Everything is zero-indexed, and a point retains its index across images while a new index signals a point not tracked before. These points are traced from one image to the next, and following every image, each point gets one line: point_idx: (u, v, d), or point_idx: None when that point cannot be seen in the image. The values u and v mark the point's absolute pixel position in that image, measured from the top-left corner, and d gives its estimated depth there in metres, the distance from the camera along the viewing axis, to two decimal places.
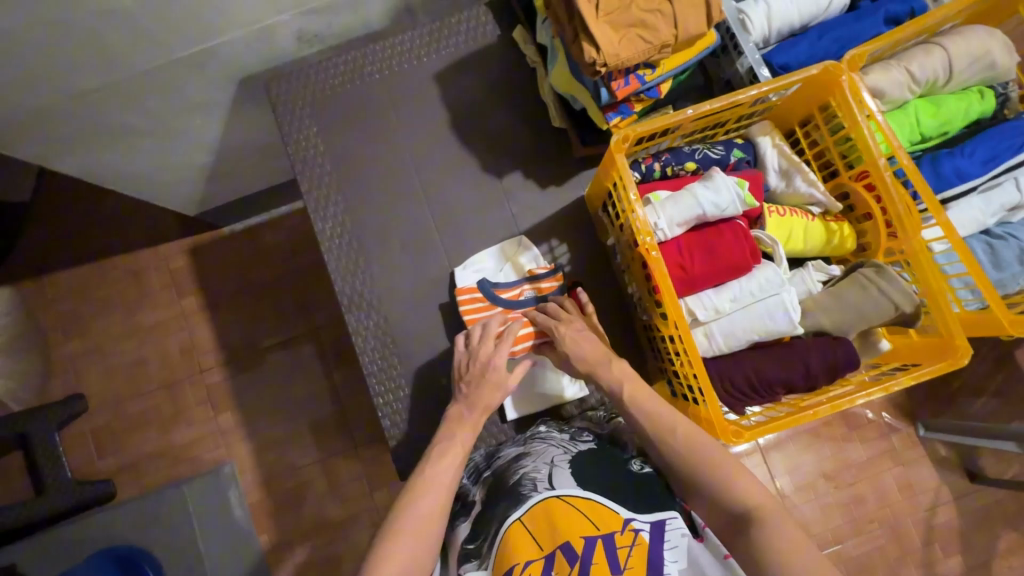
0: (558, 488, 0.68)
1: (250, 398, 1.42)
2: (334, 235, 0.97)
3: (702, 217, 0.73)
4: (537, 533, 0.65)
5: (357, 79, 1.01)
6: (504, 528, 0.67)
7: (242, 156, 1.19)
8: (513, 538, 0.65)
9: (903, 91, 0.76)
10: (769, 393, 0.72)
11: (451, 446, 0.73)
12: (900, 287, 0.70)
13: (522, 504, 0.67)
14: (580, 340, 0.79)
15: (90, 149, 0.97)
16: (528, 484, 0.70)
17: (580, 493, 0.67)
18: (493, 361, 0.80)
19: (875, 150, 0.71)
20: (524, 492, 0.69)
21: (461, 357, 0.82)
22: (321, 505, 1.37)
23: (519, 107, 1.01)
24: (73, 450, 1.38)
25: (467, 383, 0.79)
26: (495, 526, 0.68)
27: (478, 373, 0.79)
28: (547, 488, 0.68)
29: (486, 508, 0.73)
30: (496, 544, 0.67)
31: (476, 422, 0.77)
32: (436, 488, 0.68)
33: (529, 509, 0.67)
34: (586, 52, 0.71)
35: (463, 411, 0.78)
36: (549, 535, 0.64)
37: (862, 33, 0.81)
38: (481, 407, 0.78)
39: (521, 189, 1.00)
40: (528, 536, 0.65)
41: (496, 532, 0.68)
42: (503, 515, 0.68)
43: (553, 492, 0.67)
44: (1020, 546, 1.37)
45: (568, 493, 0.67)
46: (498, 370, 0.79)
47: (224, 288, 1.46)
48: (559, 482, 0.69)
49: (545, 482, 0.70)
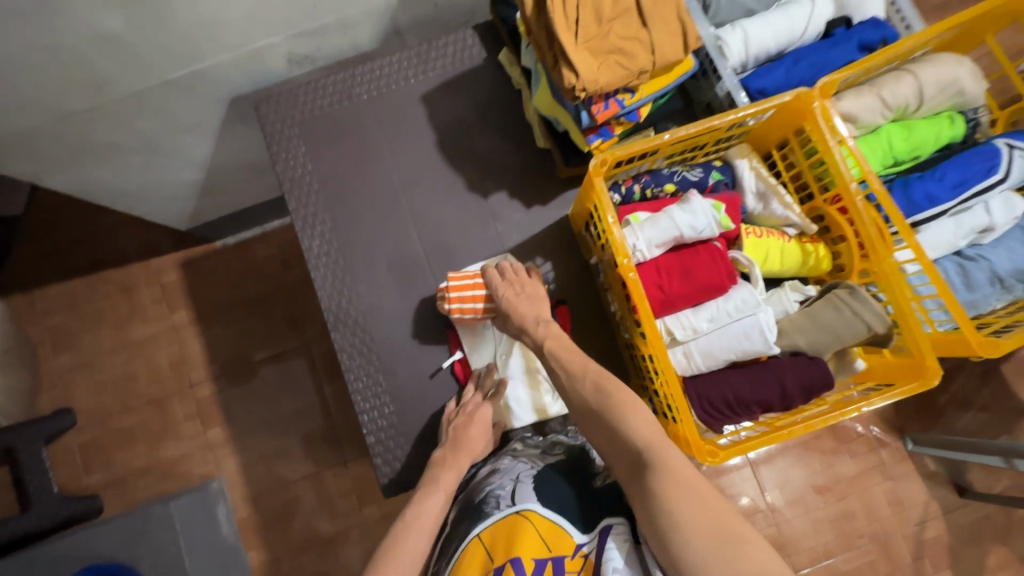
0: (518, 503, 0.69)
1: (240, 413, 1.42)
2: (321, 252, 0.98)
3: (679, 238, 0.74)
4: (492, 548, 0.66)
5: (346, 99, 1.03)
6: (464, 545, 0.68)
7: (233, 173, 1.21)
8: (469, 555, 0.67)
9: (874, 116, 0.79)
10: (746, 411, 0.73)
11: (433, 491, 0.75)
12: (873, 309, 0.72)
13: (483, 520, 0.69)
14: (517, 304, 0.82)
15: (81, 167, 0.99)
16: (491, 502, 0.71)
17: (538, 509, 0.67)
18: (479, 413, 0.86)
19: (847, 175, 0.72)
20: (486, 510, 0.70)
21: (450, 411, 0.89)
22: (310, 522, 1.37)
23: (505, 127, 1.03)
24: (60, 465, 1.37)
25: (450, 435, 0.84)
26: (455, 544, 0.70)
27: (467, 416, 0.86)
28: (508, 504, 0.69)
29: (452, 525, 0.74)
30: (453, 560, 0.68)
31: (458, 466, 0.80)
32: (415, 533, 0.69)
33: (488, 526, 0.68)
34: (565, 78, 0.72)
35: (447, 455, 0.81)
36: (503, 549, 0.64)
37: (836, 59, 0.84)
38: (465, 450, 0.82)
39: (507, 208, 1.01)
40: (483, 551, 0.66)
41: (456, 549, 0.69)
42: (463, 533, 0.70)
43: (513, 508, 0.68)
44: (1008, 561, 1.37)
45: (528, 508, 0.67)
46: (481, 422, 0.86)
47: (215, 302, 1.46)
48: (520, 497, 0.70)
49: (507, 498, 0.70)
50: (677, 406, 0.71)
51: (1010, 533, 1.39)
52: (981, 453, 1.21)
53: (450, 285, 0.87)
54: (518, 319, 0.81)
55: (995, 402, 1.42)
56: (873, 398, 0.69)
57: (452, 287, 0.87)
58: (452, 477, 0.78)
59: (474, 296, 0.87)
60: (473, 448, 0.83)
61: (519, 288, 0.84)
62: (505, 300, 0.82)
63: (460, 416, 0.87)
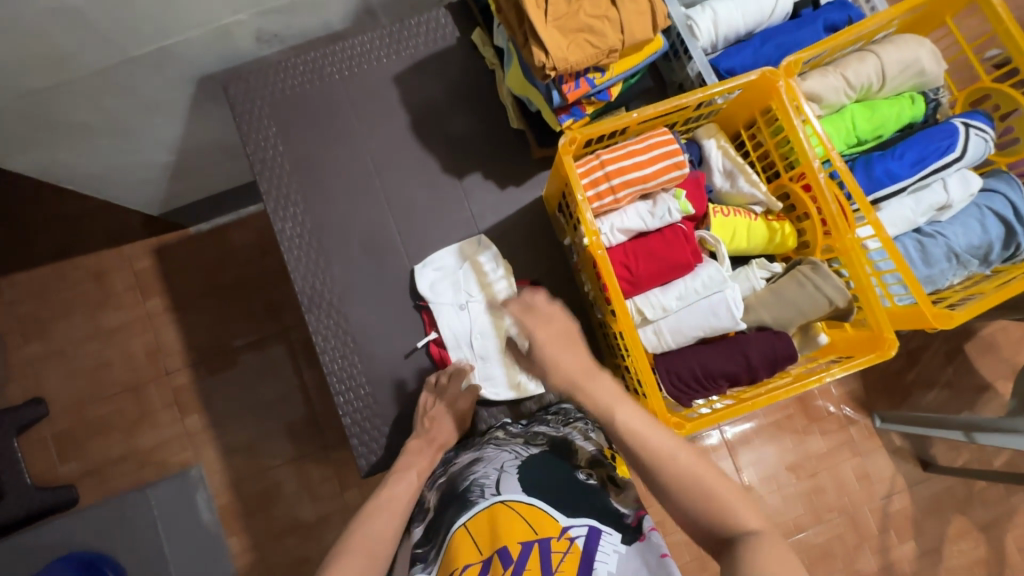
0: (503, 493, 0.70)
1: (218, 400, 1.40)
2: (293, 235, 0.97)
3: (644, 230, 0.77)
4: (480, 536, 0.68)
5: (317, 79, 1.01)
6: (451, 533, 0.70)
7: (205, 154, 1.18)
8: (457, 544, 0.68)
9: (839, 95, 0.80)
10: (713, 385, 0.75)
11: (404, 476, 0.81)
12: (834, 284, 0.74)
13: (468, 509, 0.70)
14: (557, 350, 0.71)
15: (44, 147, 0.96)
16: (476, 490, 0.72)
17: (523, 498, 0.69)
18: (457, 404, 0.89)
19: (810, 153, 0.74)
20: (470, 498, 0.72)
21: (427, 394, 0.90)
22: (294, 507, 1.37)
23: (480, 108, 1.02)
24: (34, 455, 1.35)
25: (425, 420, 0.87)
26: (442, 532, 0.71)
27: (444, 411, 0.88)
28: (493, 494, 0.71)
29: (437, 512, 0.75)
30: (443, 548, 0.70)
31: (432, 457, 0.85)
32: (384, 515, 0.75)
33: (473, 515, 0.69)
34: (535, 56, 0.73)
35: (422, 445, 0.86)
36: (488, 540, 0.67)
37: (803, 40, 0.85)
38: (438, 443, 0.87)
39: (481, 188, 1.01)
40: (470, 539, 0.68)
41: (443, 539, 0.70)
42: (449, 521, 0.71)
43: (499, 498, 0.70)
44: (968, 530, 1.44)
45: (512, 498, 0.70)
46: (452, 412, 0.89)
47: (190, 288, 1.44)
48: (505, 487, 0.71)
49: (492, 487, 0.72)
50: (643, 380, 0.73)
51: (971, 504, 1.45)
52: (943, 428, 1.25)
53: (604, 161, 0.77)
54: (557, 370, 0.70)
55: (958, 380, 1.48)
56: (834, 369, 0.71)
57: (631, 148, 0.77)
58: (424, 464, 0.84)
59: (596, 185, 0.77)
60: (445, 439, 0.88)
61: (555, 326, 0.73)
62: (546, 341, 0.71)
63: (437, 406, 0.89)
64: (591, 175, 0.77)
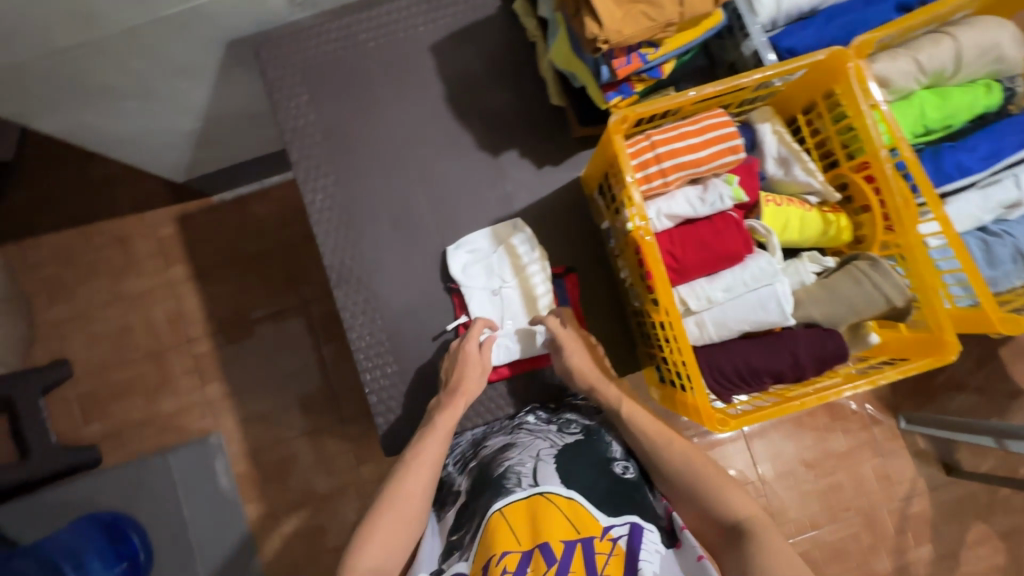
0: (542, 484, 0.69)
1: (238, 370, 1.41)
2: (324, 208, 0.95)
3: (691, 217, 0.73)
4: (518, 528, 0.66)
5: (351, 47, 0.97)
6: (486, 519, 0.68)
7: (231, 121, 1.15)
8: (494, 532, 0.66)
9: (909, 80, 0.75)
10: (757, 382, 0.72)
11: (432, 431, 0.78)
12: (893, 282, 0.70)
13: (504, 496, 0.69)
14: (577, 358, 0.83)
15: (73, 106, 0.94)
16: (512, 478, 0.71)
17: (563, 491, 0.68)
18: (467, 348, 0.84)
19: (878, 141, 0.69)
20: (507, 486, 0.70)
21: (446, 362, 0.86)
22: (308, 478, 1.38)
23: (517, 82, 0.98)
24: (58, 415, 1.37)
25: (447, 374, 0.84)
26: (478, 518, 0.70)
27: (454, 358, 0.85)
28: (531, 485, 0.69)
29: (470, 497, 0.74)
30: (478, 535, 0.68)
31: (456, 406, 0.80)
32: (417, 470, 0.74)
33: (510, 503, 0.68)
34: (587, 27, 0.69)
35: (445, 399, 0.82)
36: (528, 532, 0.65)
37: (872, 20, 0.79)
38: (461, 392, 0.81)
39: (517, 167, 0.97)
40: (507, 529, 0.66)
41: (478, 526, 0.69)
42: (485, 506, 0.70)
43: (537, 489, 0.69)
44: (988, 537, 1.41)
45: (551, 490, 0.68)
46: (473, 353, 0.84)
47: (212, 257, 1.43)
48: (543, 477, 0.70)
49: (529, 477, 0.71)
50: (688, 372, 0.71)
51: (992, 510, 1.42)
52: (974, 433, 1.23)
53: (652, 136, 0.74)
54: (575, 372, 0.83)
55: (990, 385, 1.44)
56: (888, 372, 0.67)
57: (682, 128, 0.73)
58: (450, 420, 0.79)
59: (643, 163, 0.73)
60: (468, 387, 0.82)
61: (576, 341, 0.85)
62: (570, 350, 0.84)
63: (449, 356, 0.86)
64: (641, 156, 0.73)
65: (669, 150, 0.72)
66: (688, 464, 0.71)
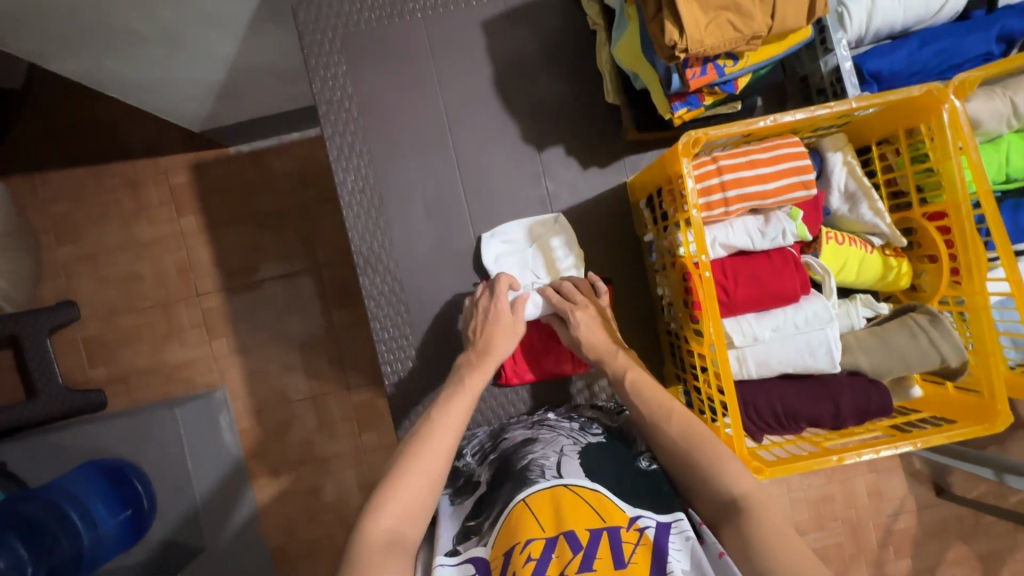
0: (565, 476, 0.67)
1: (246, 327, 1.38)
2: (355, 189, 0.90)
3: (745, 250, 0.70)
4: (542, 517, 0.62)
5: (397, 16, 0.91)
6: (509, 508, 0.65)
7: (257, 75, 1.06)
8: (515, 518, 0.63)
9: (1000, 124, 0.70)
10: (792, 426, 0.70)
11: (459, 391, 0.73)
12: (953, 344, 0.67)
13: (528, 486, 0.66)
14: (592, 330, 0.79)
15: (89, 45, 0.87)
16: (535, 470, 0.69)
17: (587, 482, 0.66)
18: (496, 308, 0.80)
19: (961, 190, 0.65)
20: (530, 477, 0.68)
21: (467, 311, 0.85)
22: (308, 439, 1.37)
23: (568, 71, 0.92)
24: (65, 356, 1.36)
25: (474, 332, 0.81)
26: (500, 505, 0.67)
27: (483, 318, 0.81)
28: (555, 476, 0.67)
29: (493, 488, 0.72)
30: (498, 522, 0.65)
31: (486, 366, 0.77)
32: (441, 431, 0.68)
33: (534, 493, 0.65)
34: (666, 33, 0.63)
35: (472, 357, 0.78)
36: (552, 520, 0.62)
37: (969, 49, 0.73)
38: (491, 353, 0.78)
39: (562, 166, 0.92)
40: (530, 517, 0.62)
41: (499, 513, 0.66)
42: (508, 495, 0.67)
43: (561, 480, 0.66)
44: (966, 558, 1.43)
45: (575, 481, 0.66)
46: (505, 317, 0.80)
47: (226, 210, 1.38)
48: (567, 471, 0.68)
49: (553, 469, 0.69)
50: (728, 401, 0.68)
51: (975, 533, 1.43)
52: (972, 463, 1.17)
53: (719, 161, 0.69)
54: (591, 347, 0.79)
55: None
56: (932, 436, 0.65)
57: (755, 158, 0.68)
58: (479, 378, 0.76)
59: (705, 188, 0.68)
60: (499, 349, 0.79)
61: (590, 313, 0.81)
62: (581, 325, 0.79)
63: (476, 315, 0.82)
64: (705, 180, 0.68)
65: (740, 177, 0.67)
66: (685, 439, 0.67)
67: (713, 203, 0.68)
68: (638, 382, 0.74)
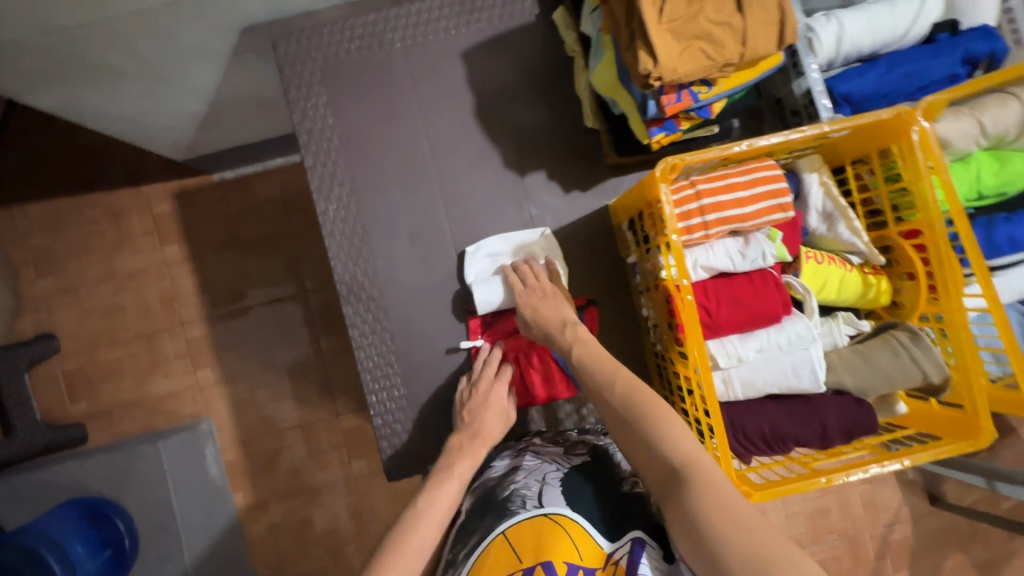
0: (547, 505, 0.65)
1: (231, 356, 1.35)
2: (337, 218, 0.90)
3: (727, 271, 0.70)
4: (522, 549, 0.61)
5: (377, 46, 0.91)
6: (487, 541, 0.64)
7: (239, 105, 1.06)
8: (493, 555, 0.62)
9: (969, 143, 0.72)
10: (780, 447, 0.69)
11: (448, 479, 0.70)
12: (933, 359, 0.68)
13: (508, 518, 0.64)
14: (539, 306, 0.79)
15: (64, 80, 0.85)
16: (516, 501, 0.66)
17: (568, 513, 0.63)
18: (493, 392, 0.83)
19: (934, 210, 0.66)
20: (510, 508, 0.66)
21: (462, 389, 0.85)
22: (295, 469, 1.33)
23: (549, 97, 0.93)
24: (43, 392, 1.32)
25: (469, 413, 0.81)
26: (477, 537, 0.65)
27: (479, 400, 0.82)
28: (535, 507, 0.65)
29: (473, 516, 0.70)
30: (473, 555, 0.64)
31: (476, 455, 0.76)
32: (426, 523, 0.64)
33: (512, 526, 0.63)
34: (641, 62, 0.63)
35: (465, 442, 0.77)
36: (531, 550, 0.60)
37: (936, 71, 0.76)
38: (484, 436, 0.78)
39: (544, 190, 0.93)
40: (509, 551, 0.61)
41: (476, 544, 0.65)
42: (487, 527, 0.65)
43: (541, 511, 0.64)
44: (964, 566, 1.41)
45: (556, 511, 0.64)
46: (498, 400, 0.82)
47: (209, 237, 1.36)
48: (549, 500, 0.66)
49: (534, 499, 0.66)
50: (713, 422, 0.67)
51: (972, 542, 1.42)
52: (961, 470, 1.15)
53: (697, 184, 0.70)
54: (544, 322, 0.77)
55: None
56: (923, 453, 0.64)
57: (732, 181, 0.69)
58: (469, 465, 0.74)
59: (684, 212, 0.69)
60: (490, 431, 0.79)
61: (540, 292, 0.81)
62: (527, 307, 0.79)
63: (471, 397, 0.83)
64: (684, 205, 0.69)
65: (721, 207, 0.68)
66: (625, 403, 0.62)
67: (690, 224, 0.69)
68: (583, 357, 0.70)
